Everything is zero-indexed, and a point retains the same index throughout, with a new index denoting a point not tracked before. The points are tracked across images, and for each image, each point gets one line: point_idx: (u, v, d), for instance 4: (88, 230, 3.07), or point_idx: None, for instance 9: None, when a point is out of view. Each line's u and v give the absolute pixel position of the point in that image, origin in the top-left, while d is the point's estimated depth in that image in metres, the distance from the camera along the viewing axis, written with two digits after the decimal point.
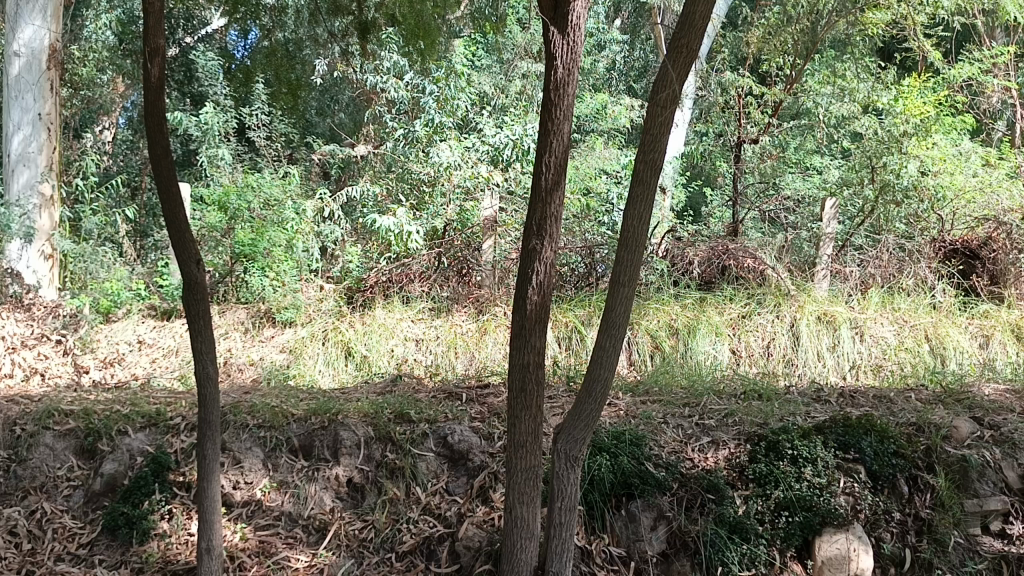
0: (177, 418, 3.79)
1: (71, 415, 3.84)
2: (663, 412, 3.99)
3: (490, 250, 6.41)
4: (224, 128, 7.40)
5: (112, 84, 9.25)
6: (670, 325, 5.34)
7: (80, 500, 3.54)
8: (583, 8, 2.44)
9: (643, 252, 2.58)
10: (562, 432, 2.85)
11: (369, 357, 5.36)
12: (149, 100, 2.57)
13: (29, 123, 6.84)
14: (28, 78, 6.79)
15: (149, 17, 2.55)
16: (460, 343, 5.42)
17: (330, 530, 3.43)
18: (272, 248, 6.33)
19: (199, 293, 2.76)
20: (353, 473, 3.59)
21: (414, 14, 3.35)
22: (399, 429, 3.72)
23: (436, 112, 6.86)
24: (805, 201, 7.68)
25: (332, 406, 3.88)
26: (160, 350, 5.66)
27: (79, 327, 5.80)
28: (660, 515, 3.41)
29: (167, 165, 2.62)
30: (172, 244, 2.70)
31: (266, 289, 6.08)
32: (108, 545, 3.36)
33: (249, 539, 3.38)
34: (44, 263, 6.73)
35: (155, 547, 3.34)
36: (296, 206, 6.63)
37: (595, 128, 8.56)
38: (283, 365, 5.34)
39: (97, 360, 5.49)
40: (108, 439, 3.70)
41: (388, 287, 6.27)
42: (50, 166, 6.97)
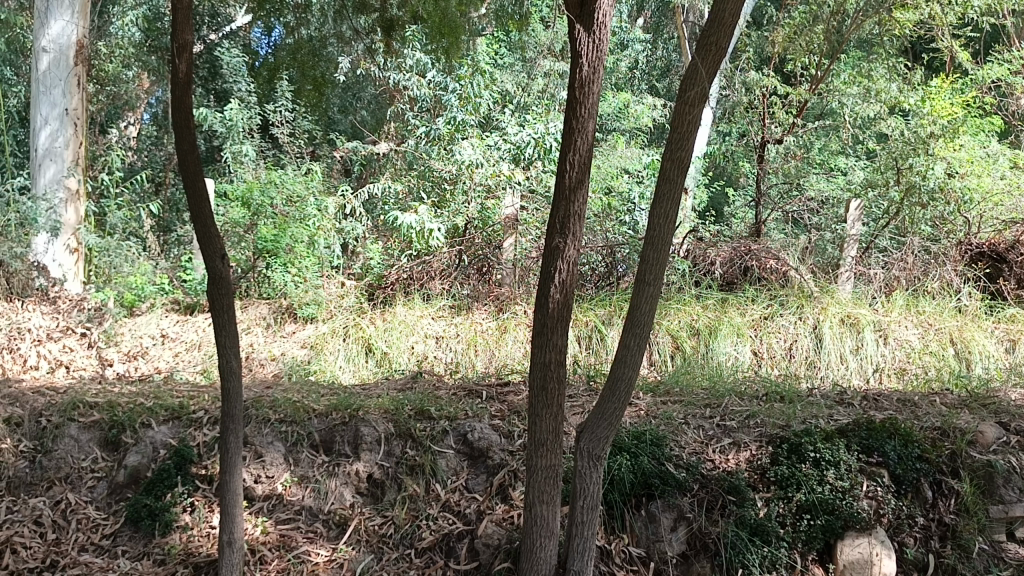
0: (200, 412, 3.83)
1: (95, 407, 3.88)
2: (684, 413, 3.97)
3: (510, 248, 6.40)
4: (248, 124, 7.45)
5: (138, 80, 9.33)
6: (692, 325, 5.31)
7: (103, 491, 3.58)
8: (609, 7, 2.43)
9: (669, 251, 2.57)
10: (585, 431, 2.84)
11: (389, 354, 5.37)
12: (176, 97, 2.58)
13: (56, 118, 6.92)
14: (56, 74, 6.89)
15: (178, 13, 2.56)
16: (480, 341, 5.42)
17: (350, 525, 3.44)
18: (295, 244, 6.37)
19: (224, 288, 2.78)
20: (373, 469, 3.61)
21: (438, 12, 3.36)
22: (418, 426, 3.74)
23: (458, 109, 6.92)
24: (828, 202, 7.62)
25: (353, 402, 3.91)
26: (183, 345, 5.71)
27: (103, 320, 5.86)
28: (681, 516, 3.39)
29: (194, 161, 2.64)
30: (198, 240, 2.72)
31: (289, 285, 6.12)
32: (130, 536, 3.40)
33: (269, 533, 3.39)
34: (69, 256, 6.78)
35: (177, 539, 3.38)
36: (318, 203, 6.67)
37: (617, 127, 8.53)
38: (304, 361, 5.36)
39: (120, 354, 5.54)
40: (131, 431, 3.74)
41: (409, 284, 6.30)
42: (76, 161, 7.04)
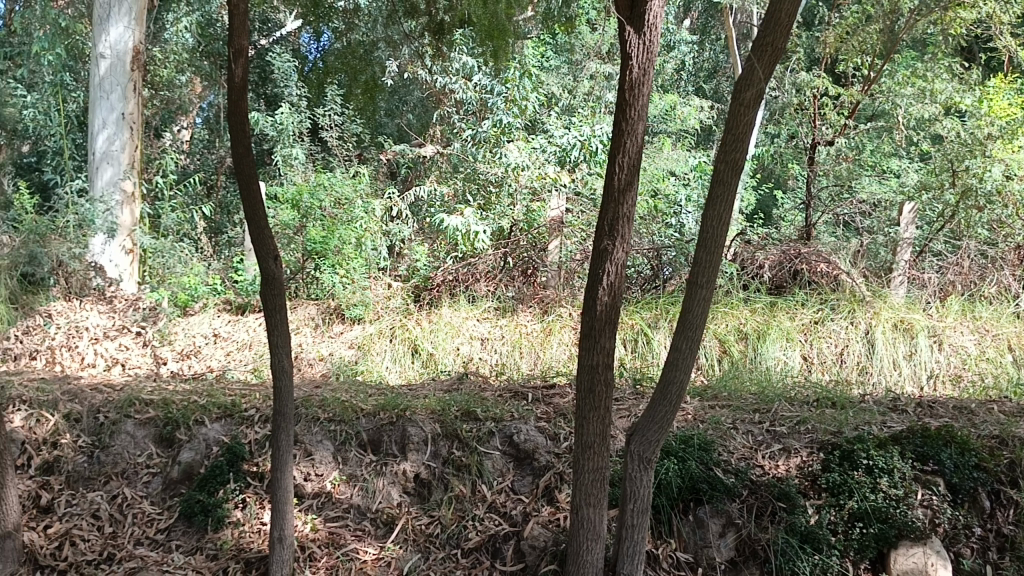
0: (251, 410, 3.91)
1: (150, 405, 3.97)
2: (732, 417, 3.93)
3: (556, 250, 6.39)
4: (298, 128, 7.58)
5: (191, 85, 9.52)
6: (740, 329, 5.26)
7: (158, 487, 3.66)
8: (660, 8, 2.42)
9: (722, 253, 2.55)
10: (636, 433, 2.83)
11: (435, 355, 5.40)
12: (232, 101, 2.64)
13: (113, 123, 7.11)
14: (114, 79, 7.08)
15: (234, 18, 2.61)
16: (525, 343, 5.43)
17: (398, 524, 3.48)
18: (343, 245, 6.45)
19: (277, 288, 2.83)
20: (420, 469, 3.64)
21: (488, 16, 3.38)
22: (465, 427, 3.76)
23: (504, 112, 6.92)
24: (881, 205, 7.48)
25: (401, 402, 3.94)
26: (234, 344, 5.83)
27: (158, 320, 6.01)
28: (729, 522, 3.36)
29: (249, 164, 2.69)
30: (252, 242, 2.77)
31: (337, 286, 6.20)
32: (184, 531, 3.47)
33: (319, 530, 3.44)
34: (125, 257, 6.92)
35: (229, 535, 3.44)
36: (365, 205, 6.76)
37: (664, 129, 8.46)
38: (351, 361, 5.43)
39: (174, 353, 5.66)
40: (185, 428, 3.83)
41: (454, 286, 6.34)
42: (131, 164, 7.23)
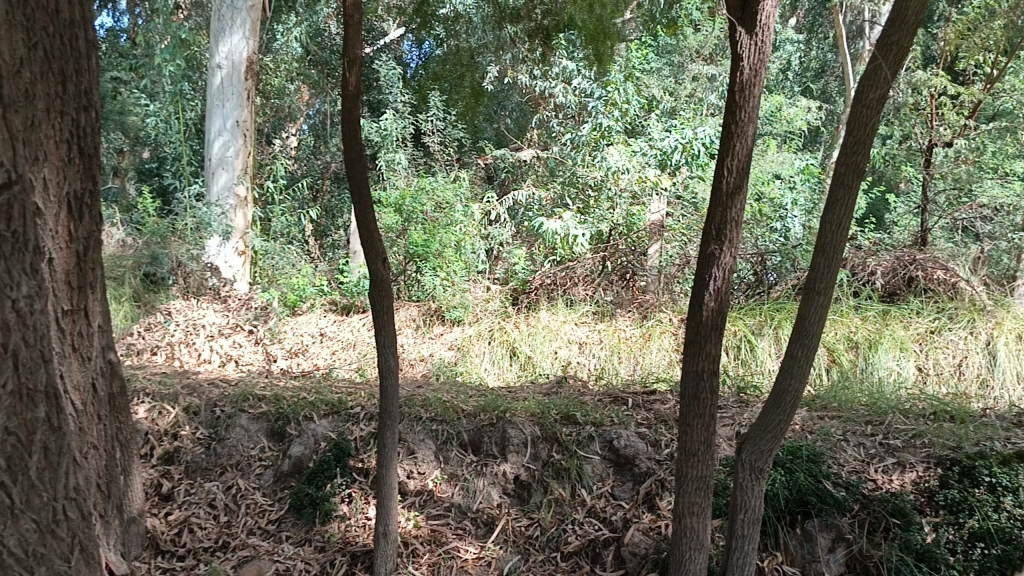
0: (357, 408, 4.04)
1: (262, 400, 4.15)
2: (842, 429, 3.80)
3: (656, 254, 6.41)
4: (402, 133, 7.77)
5: (299, 92, 9.88)
6: (850, 338, 5.08)
7: (270, 479, 3.81)
8: (773, 8, 2.37)
9: (840, 258, 2.47)
10: (746, 442, 2.78)
11: (533, 358, 5.43)
12: (346, 108, 2.73)
13: (228, 130, 7.43)
14: (229, 88, 7.41)
15: (349, 28, 2.70)
16: (624, 348, 5.39)
17: (498, 525, 3.51)
18: (444, 248, 6.57)
19: (385, 290, 2.91)
20: (520, 471, 3.67)
21: (593, 20, 3.40)
22: (565, 430, 3.77)
23: (605, 117, 6.84)
24: (1004, 210, 7.09)
25: (501, 404, 3.99)
26: (339, 343, 6.01)
27: (268, 319, 6.26)
28: (839, 537, 3.25)
29: (361, 169, 2.77)
30: (362, 245, 2.86)
31: (437, 288, 6.30)
32: (294, 523, 3.60)
33: (421, 527, 3.50)
34: (238, 258, 7.29)
35: (336, 528, 3.56)
36: (465, 209, 6.87)
37: (769, 131, 8.25)
38: (451, 362, 5.51)
39: (284, 351, 5.89)
40: (295, 423, 3.98)
41: (552, 290, 6.40)
42: (244, 169, 7.56)
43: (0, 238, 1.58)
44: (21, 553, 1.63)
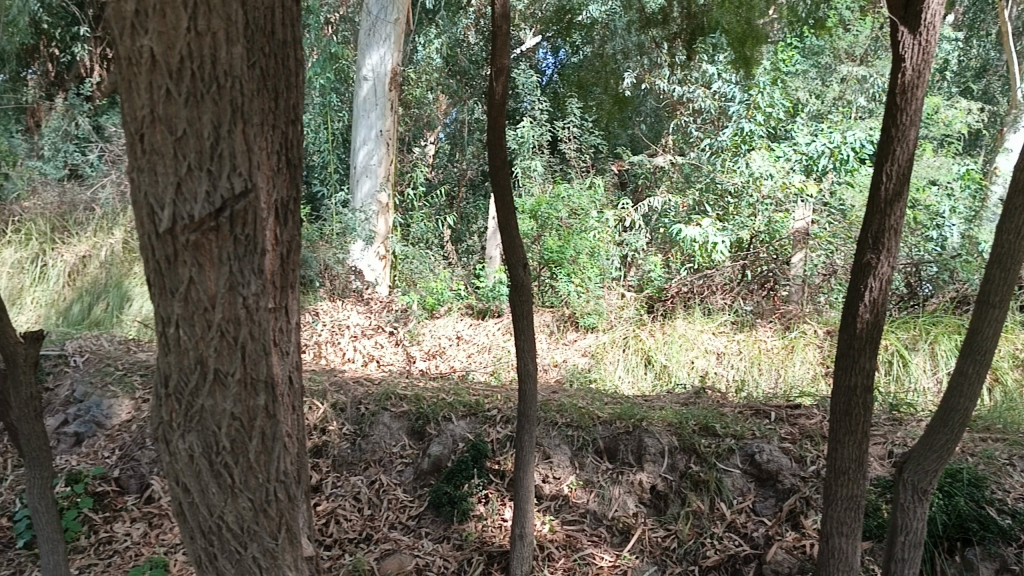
0: (493, 410, 4.12)
1: (403, 399, 4.28)
2: (1008, 452, 3.55)
3: (800, 263, 6.16)
4: (538, 140, 7.85)
5: (438, 101, 10.15)
6: (1015, 356, 4.76)
7: (410, 476, 3.93)
8: (940, 7, 2.26)
9: (1018, 271, 2.31)
10: (907, 461, 2.64)
11: (669, 367, 5.33)
12: (491, 116, 2.79)
13: (372, 139, 7.72)
14: (374, 99, 7.71)
15: (496, 39, 2.76)
16: (765, 360, 5.23)
17: (634, 534, 3.48)
18: (578, 255, 6.58)
19: (525, 295, 2.95)
20: (656, 481, 3.63)
21: (741, 22, 3.31)
22: (704, 442, 3.70)
23: (747, 121, 6.79)
24: None
25: (637, 412, 3.94)
26: (475, 346, 6.13)
27: (407, 321, 6.57)
28: (1004, 568, 3.02)
29: (504, 175, 2.82)
30: (504, 250, 2.91)
31: (571, 294, 6.31)
32: (433, 520, 3.71)
33: (557, 531, 3.53)
34: (379, 262, 7.52)
35: (473, 527, 3.66)
36: (600, 216, 6.88)
37: (925, 134, 7.78)
38: (584, 369, 5.49)
39: (422, 352, 6.09)
40: (435, 423, 4.09)
41: (689, 298, 6.34)
42: (387, 177, 7.83)
43: (230, 244, 1.59)
44: (237, 530, 1.76)
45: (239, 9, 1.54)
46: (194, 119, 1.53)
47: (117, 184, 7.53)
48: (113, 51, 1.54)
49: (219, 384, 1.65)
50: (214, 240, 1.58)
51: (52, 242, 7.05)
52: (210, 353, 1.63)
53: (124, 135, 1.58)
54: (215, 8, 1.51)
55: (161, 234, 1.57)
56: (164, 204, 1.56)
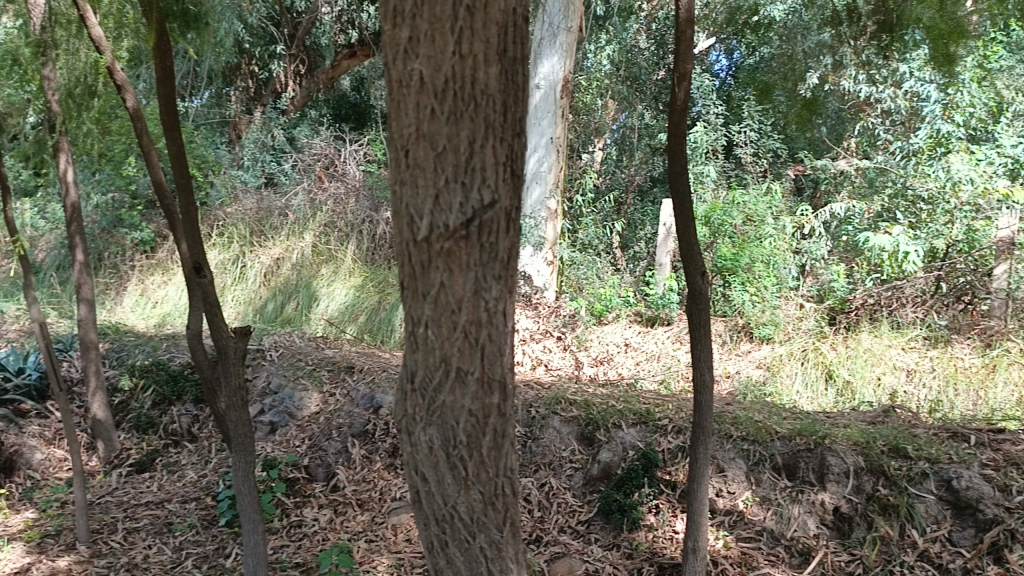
0: (664, 419, 4.07)
1: (574, 405, 4.30)
2: None
3: (1004, 275, 5.56)
4: (713, 145, 7.70)
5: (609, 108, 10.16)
6: None
7: (579, 481, 3.95)
8: None
9: None
10: None
11: (852, 383, 5.05)
12: (673, 123, 2.78)
13: (543, 147, 7.83)
14: (545, 107, 7.80)
15: (680, 45, 2.74)
16: (961, 379, 4.86)
17: (815, 556, 3.33)
18: (754, 263, 6.39)
19: (702, 303, 2.90)
20: (840, 502, 3.47)
21: (944, 18, 3.09)
22: (893, 464, 3.49)
23: (943, 121, 6.38)
24: None
25: (819, 429, 3.76)
26: (644, 354, 6.08)
27: (576, 327, 6.64)
28: None
29: (684, 182, 2.80)
30: (682, 257, 2.87)
31: (746, 303, 6.14)
32: (602, 526, 3.73)
33: (731, 548, 3.43)
34: (547, 267, 7.55)
35: (643, 537, 3.63)
36: (777, 222, 6.66)
37: None
38: (759, 381, 5.31)
39: (591, 357, 6.14)
40: (604, 430, 4.08)
41: (876, 310, 5.96)
42: (556, 183, 7.87)
43: (476, 250, 1.62)
44: (467, 519, 1.77)
45: (499, 31, 1.57)
46: (453, 136, 1.57)
47: (308, 191, 8.08)
48: (387, 74, 1.63)
49: (459, 382, 1.68)
50: (464, 249, 1.61)
51: (250, 245, 7.66)
52: (453, 353, 1.66)
53: (390, 149, 1.65)
54: (478, 31, 1.55)
55: (418, 241, 1.62)
56: (422, 213, 1.61)
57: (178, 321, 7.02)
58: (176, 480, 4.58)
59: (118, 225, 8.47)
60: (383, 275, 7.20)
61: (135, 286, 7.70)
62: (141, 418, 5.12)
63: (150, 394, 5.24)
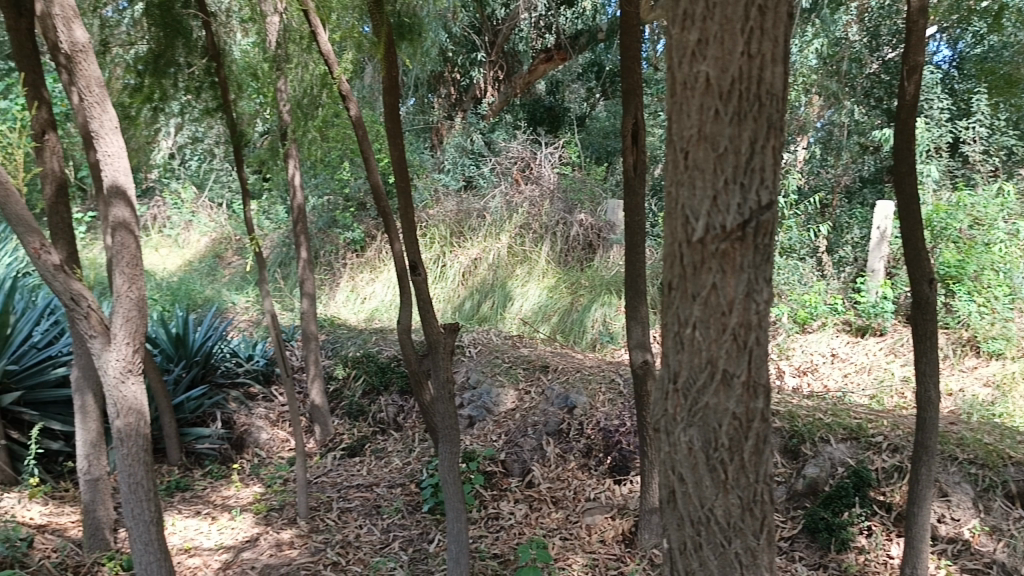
0: (879, 436, 3.81)
1: (776, 415, 4.12)
2: None
3: None
4: (937, 142, 7.18)
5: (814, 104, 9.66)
6: None
7: (782, 496, 3.78)
8: None
9: None
10: None
11: None
12: (901, 120, 2.64)
13: None
14: None
15: (912, 35, 2.57)
16: None
17: None
18: (982, 271, 5.85)
19: (929, 313, 2.70)
20: None
21: None
22: None
23: None
24: None
25: None
26: (852, 366, 5.75)
27: (777, 334, 6.43)
28: None
29: (911, 183, 2.63)
30: (907, 263, 2.69)
31: (972, 315, 5.65)
32: (807, 544, 3.56)
33: None
34: None
35: (853, 559, 3.46)
36: (1010, 226, 6.05)
37: None
38: (987, 401, 4.85)
39: (793, 367, 5.88)
40: (810, 443, 3.87)
41: None
42: None
43: (753, 250, 1.51)
44: (724, 524, 1.61)
45: (787, 28, 1.49)
46: (735, 136, 1.48)
47: (505, 194, 8.29)
48: (668, 77, 1.57)
49: (724, 385, 1.56)
50: (739, 250, 1.51)
51: (451, 245, 7.98)
52: (721, 355, 1.54)
53: (666, 151, 1.59)
54: (767, 31, 1.47)
55: (693, 243, 1.54)
56: (698, 214, 1.53)
57: (386, 316, 7.45)
58: (383, 466, 4.87)
59: (332, 226, 9.12)
60: (577, 277, 7.28)
61: (347, 283, 8.27)
62: (352, 405, 5.50)
63: (361, 383, 5.63)
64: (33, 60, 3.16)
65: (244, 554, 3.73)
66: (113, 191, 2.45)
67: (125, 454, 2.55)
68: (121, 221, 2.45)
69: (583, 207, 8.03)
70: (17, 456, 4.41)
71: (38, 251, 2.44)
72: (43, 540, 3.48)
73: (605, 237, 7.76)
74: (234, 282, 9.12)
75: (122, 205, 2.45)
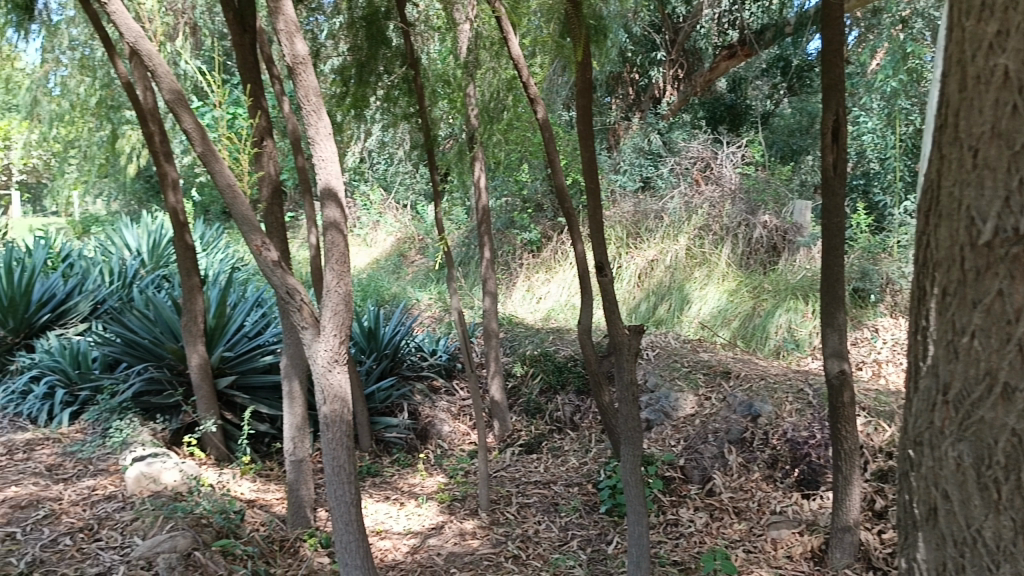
0: None
1: None
2: None
3: None
4: None
5: None
6: None
7: None
8: None
9: None
10: None
11: None
12: None
13: None
14: None
15: None
16: None
17: None
18: None
19: None
20: None
21: None
22: None
23: None
24: None
25: None
26: None
27: None
28: None
29: None
30: None
31: None
32: None
33: None
34: None
35: None
36: None
37: None
38: None
39: None
40: None
41: None
42: None
43: None
44: (994, 549, 1.59)
45: None
46: None
47: (684, 195, 8.12)
48: (958, 73, 1.62)
49: (1004, 399, 1.55)
50: None
51: (627, 247, 7.94)
52: (1002, 365, 1.54)
53: (952, 150, 1.63)
54: None
55: (977, 244, 1.57)
56: (986, 214, 1.56)
57: (563, 315, 7.49)
58: (560, 464, 4.92)
59: (511, 227, 9.34)
60: (760, 280, 7.04)
61: (523, 282, 8.43)
62: (530, 402, 5.60)
63: (539, 381, 5.72)
64: (253, 70, 3.37)
65: (430, 540, 3.89)
66: (326, 193, 2.62)
67: (330, 437, 2.70)
68: (332, 222, 2.61)
69: (767, 208, 7.74)
70: (230, 435, 4.84)
71: (260, 249, 2.67)
72: (253, 514, 3.79)
73: (791, 239, 7.41)
74: (418, 279, 9.54)
75: (334, 208, 2.60)
